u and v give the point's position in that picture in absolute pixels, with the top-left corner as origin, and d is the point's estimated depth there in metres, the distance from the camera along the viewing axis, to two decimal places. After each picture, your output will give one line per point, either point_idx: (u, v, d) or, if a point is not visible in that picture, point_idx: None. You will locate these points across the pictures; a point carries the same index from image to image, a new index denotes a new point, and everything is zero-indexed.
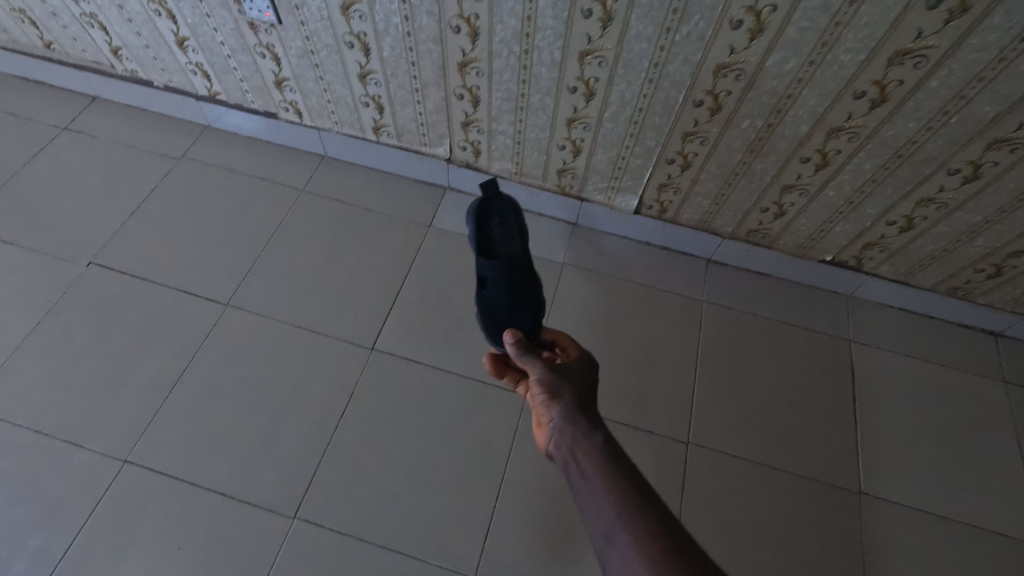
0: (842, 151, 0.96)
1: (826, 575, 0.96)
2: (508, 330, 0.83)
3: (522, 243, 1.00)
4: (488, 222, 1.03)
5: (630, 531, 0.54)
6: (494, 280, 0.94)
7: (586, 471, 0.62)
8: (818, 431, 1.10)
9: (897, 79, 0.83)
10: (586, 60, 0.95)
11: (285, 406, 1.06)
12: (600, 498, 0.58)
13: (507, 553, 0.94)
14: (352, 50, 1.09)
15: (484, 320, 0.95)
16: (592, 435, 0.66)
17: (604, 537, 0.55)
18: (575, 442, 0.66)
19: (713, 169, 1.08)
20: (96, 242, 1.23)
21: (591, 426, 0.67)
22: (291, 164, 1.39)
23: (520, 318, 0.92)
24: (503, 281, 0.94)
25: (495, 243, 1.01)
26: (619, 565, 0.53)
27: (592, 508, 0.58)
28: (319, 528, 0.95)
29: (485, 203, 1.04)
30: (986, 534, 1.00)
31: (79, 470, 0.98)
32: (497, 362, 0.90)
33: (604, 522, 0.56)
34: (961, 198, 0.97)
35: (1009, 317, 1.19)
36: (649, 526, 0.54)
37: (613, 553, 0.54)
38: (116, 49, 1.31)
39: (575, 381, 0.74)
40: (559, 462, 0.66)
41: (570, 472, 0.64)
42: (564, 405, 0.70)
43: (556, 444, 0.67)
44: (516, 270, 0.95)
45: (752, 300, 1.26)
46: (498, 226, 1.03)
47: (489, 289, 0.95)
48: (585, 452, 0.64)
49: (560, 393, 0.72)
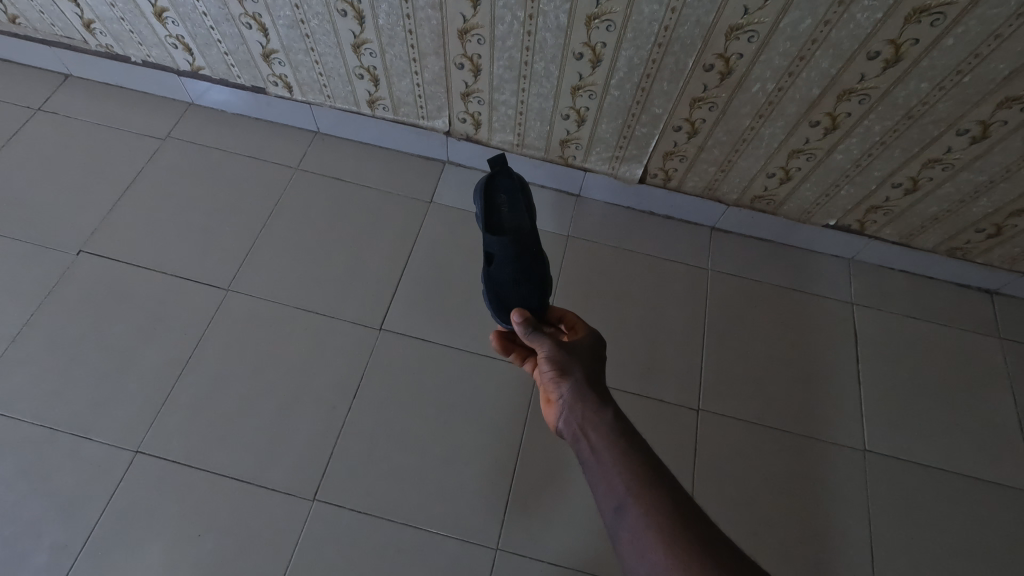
0: (852, 113, 0.95)
1: (835, 530, 1.00)
2: (515, 308, 0.78)
3: (529, 220, 1.00)
4: (495, 197, 1.03)
5: (639, 505, 0.56)
6: (500, 254, 0.93)
7: (596, 449, 0.62)
8: (824, 393, 1.12)
9: (912, 37, 0.82)
10: (594, 24, 0.92)
11: (296, 390, 1.04)
12: (610, 474, 0.59)
13: (528, 524, 0.96)
14: (345, 18, 1.04)
15: (490, 297, 0.92)
16: (602, 411, 0.65)
17: (614, 510, 0.57)
18: (585, 419, 0.65)
19: (720, 135, 1.07)
20: (85, 229, 1.18)
21: (601, 402, 0.66)
22: (283, 141, 1.34)
23: (527, 296, 0.90)
24: (510, 255, 0.93)
25: (503, 218, 1.00)
26: (628, 536, 0.55)
27: (602, 484, 0.59)
28: (340, 509, 0.95)
29: (492, 180, 1.04)
30: (985, 484, 1.05)
31: (90, 463, 0.96)
32: (503, 339, 0.88)
33: (614, 496, 0.57)
34: (967, 158, 0.97)
35: (1005, 276, 1.21)
36: (659, 499, 0.56)
37: (622, 527, 0.56)
38: (88, 23, 1.23)
39: (584, 355, 0.72)
40: (569, 439, 0.66)
41: (580, 448, 0.64)
42: (573, 382, 0.68)
43: (566, 421, 0.67)
44: (522, 244, 0.94)
45: (757, 266, 1.27)
46: (505, 202, 1.03)
47: (496, 265, 0.94)
48: (596, 430, 0.63)
49: (569, 368, 0.70)
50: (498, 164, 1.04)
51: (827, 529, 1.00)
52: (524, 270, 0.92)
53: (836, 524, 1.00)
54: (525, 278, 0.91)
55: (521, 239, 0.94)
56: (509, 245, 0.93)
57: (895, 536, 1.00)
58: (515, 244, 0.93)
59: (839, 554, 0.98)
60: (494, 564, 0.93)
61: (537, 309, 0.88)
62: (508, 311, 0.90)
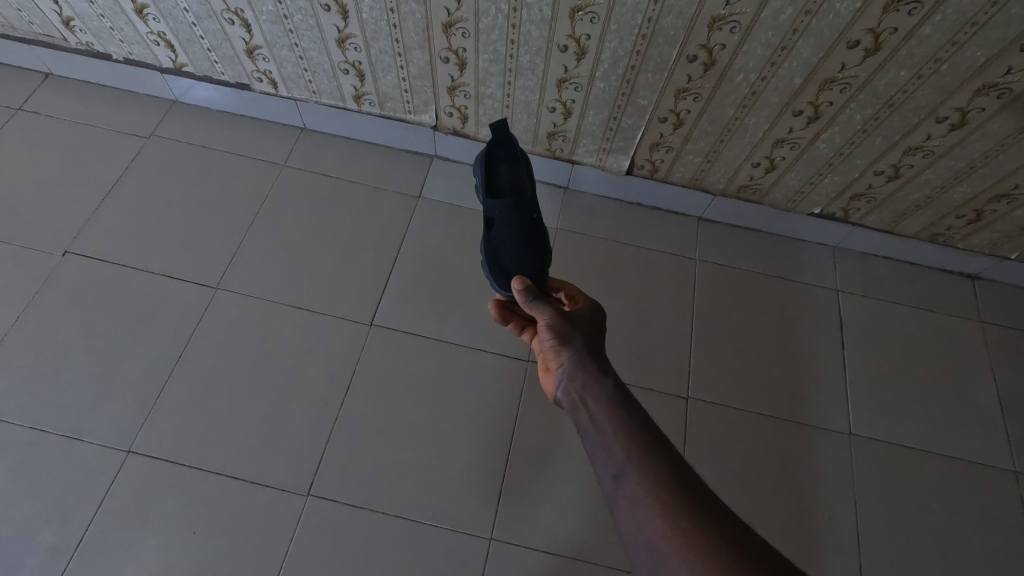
0: (834, 102, 0.97)
1: (822, 513, 1.02)
2: (516, 277, 0.80)
3: (531, 188, 0.94)
4: (495, 168, 0.95)
5: (637, 472, 0.56)
6: (500, 220, 0.89)
7: (595, 418, 0.62)
8: (811, 378, 1.14)
9: (891, 26, 0.83)
10: (577, 16, 0.92)
11: (288, 387, 1.05)
12: (609, 442, 0.60)
13: (521, 514, 0.97)
14: (328, 13, 1.03)
15: (489, 261, 0.91)
16: (602, 380, 0.65)
17: (612, 478, 0.58)
18: (585, 388, 0.65)
19: (705, 126, 1.08)
20: (70, 230, 1.17)
21: (601, 371, 0.66)
22: (269, 138, 1.33)
23: (527, 265, 0.88)
24: (511, 224, 0.88)
25: (502, 190, 0.95)
26: (626, 505, 0.56)
27: (601, 451, 0.60)
28: (334, 504, 0.96)
29: (493, 150, 0.95)
30: (966, 466, 1.07)
31: (82, 464, 0.96)
32: (502, 307, 0.88)
33: (612, 464, 0.58)
34: (947, 145, 0.99)
35: (986, 260, 1.24)
36: (657, 466, 0.57)
37: (621, 494, 0.57)
38: (68, 20, 1.21)
39: (584, 326, 0.72)
40: (569, 407, 0.67)
41: (579, 417, 0.65)
42: (573, 351, 0.69)
43: (566, 390, 0.68)
44: (524, 213, 0.88)
45: (743, 256, 1.28)
46: (507, 174, 0.95)
47: (496, 233, 0.90)
48: (595, 399, 0.64)
49: (570, 338, 0.70)
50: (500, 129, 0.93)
51: (814, 512, 1.02)
52: (523, 238, 0.89)
53: (823, 506, 1.02)
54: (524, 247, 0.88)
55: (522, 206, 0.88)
56: (511, 211, 0.88)
57: (880, 516, 1.02)
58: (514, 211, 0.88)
59: (826, 535, 1.00)
60: (488, 553, 0.94)
61: (537, 277, 0.88)
62: (507, 279, 0.91)
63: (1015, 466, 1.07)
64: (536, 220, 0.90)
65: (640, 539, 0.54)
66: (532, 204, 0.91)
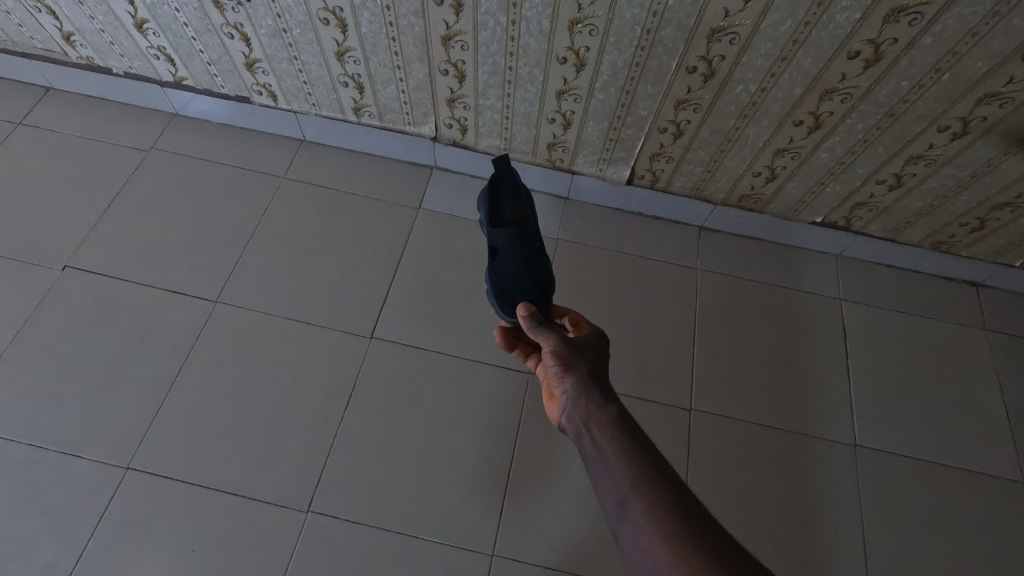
0: (834, 112, 0.96)
1: (830, 526, 1.00)
2: (520, 303, 0.80)
3: (534, 218, 0.99)
4: (498, 205, 1.01)
5: (641, 500, 0.56)
6: (506, 246, 0.92)
7: (599, 445, 0.62)
8: (816, 389, 1.13)
9: (891, 37, 0.83)
10: (576, 29, 0.92)
11: (289, 401, 1.04)
12: (612, 470, 0.59)
13: (523, 529, 0.96)
14: (328, 27, 1.04)
15: (495, 291, 0.92)
16: (606, 407, 0.65)
17: (616, 506, 0.57)
18: (588, 414, 0.65)
19: (706, 136, 1.07)
20: (70, 244, 1.17)
21: (605, 397, 0.66)
22: (269, 150, 1.33)
23: (529, 287, 0.89)
24: (516, 248, 0.91)
25: (506, 220, 0.98)
26: (630, 533, 0.55)
27: (605, 479, 0.59)
28: (334, 519, 0.95)
29: (496, 187, 1.02)
30: (975, 476, 1.06)
31: (80, 481, 0.95)
32: (507, 335, 0.88)
33: (616, 492, 0.58)
34: (949, 154, 0.98)
35: (990, 268, 1.23)
36: (661, 494, 0.56)
37: (626, 523, 0.56)
38: (68, 35, 1.22)
39: (587, 352, 0.72)
40: (573, 434, 0.66)
41: (584, 444, 0.64)
42: (577, 377, 0.68)
43: (570, 417, 0.67)
44: (527, 238, 0.93)
45: (745, 265, 1.27)
46: (510, 207, 1.00)
47: (501, 259, 0.93)
48: (599, 425, 0.63)
49: (573, 364, 0.70)
50: (501, 166, 1.01)
51: (820, 526, 1.00)
52: (529, 261, 0.90)
53: (829, 519, 1.01)
54: (529, 270, 0.90)
55: (525, 231, 0.93)
56: (515, 237, 0.92)
57: (887, 530, 1.01)
58: (518, 237, 0.92)
59: (832, 549, 0.98)
60: (490, 569, 0.93)
61: (542, 304, 0.88)
62: (511, 305, 0.90)
63: None
64: (538, 246, 0.93)
65: (645, 569, 0.53)
66: (534, 230, 0.95)
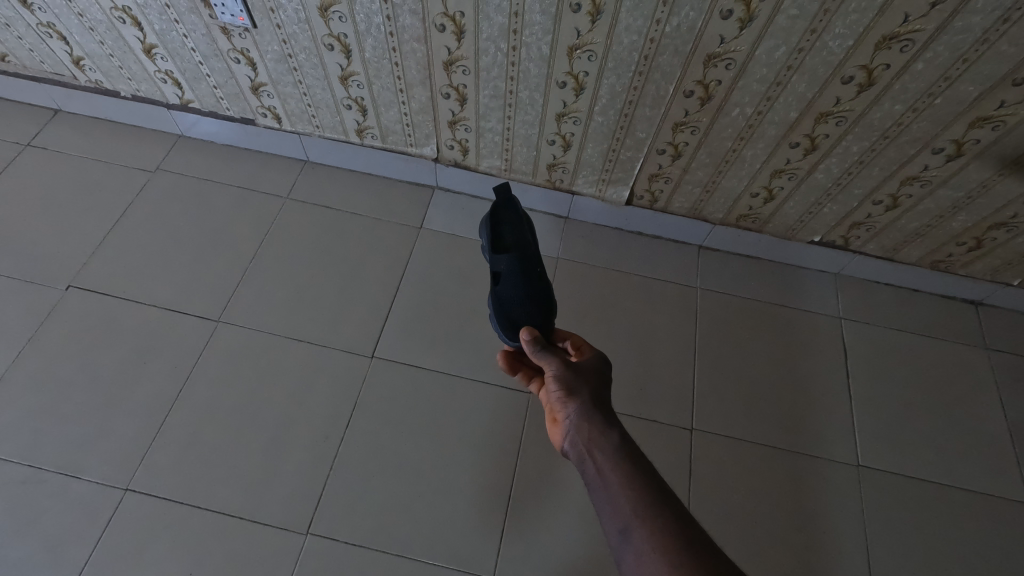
0: (830, 135, 0.98)
1: (834, 549, 0.99)
2: (523, 326, 0.80)
3: (534, 242, 0.99)
4: (499, 230, 1.02)
5: (645, 528, 0.55)
6: (507, 272, 0.92)
7: (602, 470, 0.61)
8: (817, 408, 1.13)
9: (884, 62, 0.84)
10: (575, 55, 0.94)
11: (289, 421, 1.04)
12: (615, 496, 0.59)
13: (524, 552, 0.95)
14: (332, 52, 1.06)
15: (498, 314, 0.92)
16: (608, 432, 0.65)
17: (619, 533, 0.57)
18: (591, 439, 0.65)
19: (703, 158, 1.09)
20: (74, 264, 1.18)
21: (607, 422, 0.66)
22: (272, 171, 1.35)
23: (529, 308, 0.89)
24: (517, 274, 0.91)
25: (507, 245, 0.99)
26: (634, 562, 0.55)
27: (608, 506, 0.59)
28: (333, 542, 0.94)
29: (496, 213, 1.03)
30: (979, 497, 1.05)
31: (78, 504, 0.94)
32: (510, 358, 0.88)
33: (619, 519, 0.57)
34: (944, 176, 1.00)
35: (988, 286, 1.23)
36: (665, 522, 0.56)
37: (629, 551, 0.55)
38: (78, 60, 1.24)
39: (590, 376, 0.72)
40: (575, 459, 0.66)
41: (586, 469, 0.64)
42: (579, 401, 0.68)
43: (572, 441, 0.67)
44: (528, 264, 0.93)
45: (745, 284, 1.28)
46: (511, 232, 1.00)
47: (503, 284, 0.93)
48: (602, 451, 0.63)
49: (575, 388, 0.70)
50: (502, 193, 1.03)
51: (824, 548, 0.99)
52: (531, 286, 0.91)
53: (834, 542, 1.00)
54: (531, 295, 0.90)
55: (526, 257, 0.93)
56: (516, 262, 0.92)
57: (892, 553, 0.99)
58: (520, 262, 0.92)
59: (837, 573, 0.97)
60: None
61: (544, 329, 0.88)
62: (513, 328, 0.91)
63: None
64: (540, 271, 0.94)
65: None
66: (535, 255, 0.95)
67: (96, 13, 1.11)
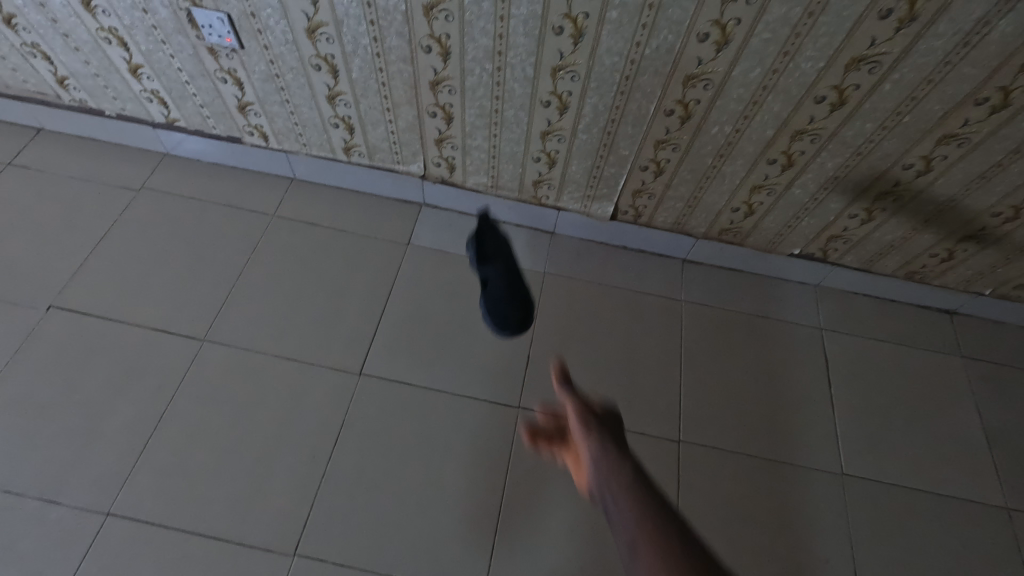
0: (806, 151, 1.01)
1: (821, 557, 1.00)
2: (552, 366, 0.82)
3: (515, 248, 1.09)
4: (482, 241, 1.08)
5: (653, 538, 0.49)
6: (495, 280, 1.05)
7: (614, 492, 0.57)
8: (801, 418, 1.15)
9: (854, 83, 0.88)
10: (559, 75, 0.97)
11: (276, 440, 1.03)
12: (624, 512, 0.54)
13: (514, 568, 0.95)
14: (319, 72, 1.07)
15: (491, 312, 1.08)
16: (624, 459, 0.61)
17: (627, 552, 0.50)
18: (607, 467, 0.61)
19: (685, 174, 1.12)
20: (56, 284, 1.16)
21: (624, 452, 0.63)
22: (259, 188, 1.35)
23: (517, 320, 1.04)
24: (503, 281, 1.05)
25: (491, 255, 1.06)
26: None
27: (617, 523, 0.53)
28: (321, 563, 0.93)
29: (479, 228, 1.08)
30: (959, 502, 1.07)
31: (57, 529, 0.92)
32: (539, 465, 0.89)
33: (627, 535, 0.52)
34: (915, 190, 1.04)
35: (962, 296, 1.27)
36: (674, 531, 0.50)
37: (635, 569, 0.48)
38: (62, 79, 1.24)
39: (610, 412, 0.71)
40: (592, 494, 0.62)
41: (601, 498, 0.59)
42: (597, 433, 0.66)
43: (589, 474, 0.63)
44: (512, 271, 1.05)
45: (728, 296, 1.30)
46: (492, 240, 1.08)
47: (492, 289, 1.06)
48: (614, 472, 0.59)
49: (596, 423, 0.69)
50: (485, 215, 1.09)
51: (811, 558, 1.00)
52: (516, 289, 1.06)
53: (820, 551, 1.01)
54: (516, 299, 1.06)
55: (511, 265, 1.05)
56: (502, 271, 1.05)
57: (877, 560, 1.01)
58: (505, 271, 1.05)
59: None
60: None
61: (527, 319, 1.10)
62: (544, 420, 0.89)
63: (1006, 503, 1.07)
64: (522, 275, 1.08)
65: None
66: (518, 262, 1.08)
67: (82, 33, 1.11)
